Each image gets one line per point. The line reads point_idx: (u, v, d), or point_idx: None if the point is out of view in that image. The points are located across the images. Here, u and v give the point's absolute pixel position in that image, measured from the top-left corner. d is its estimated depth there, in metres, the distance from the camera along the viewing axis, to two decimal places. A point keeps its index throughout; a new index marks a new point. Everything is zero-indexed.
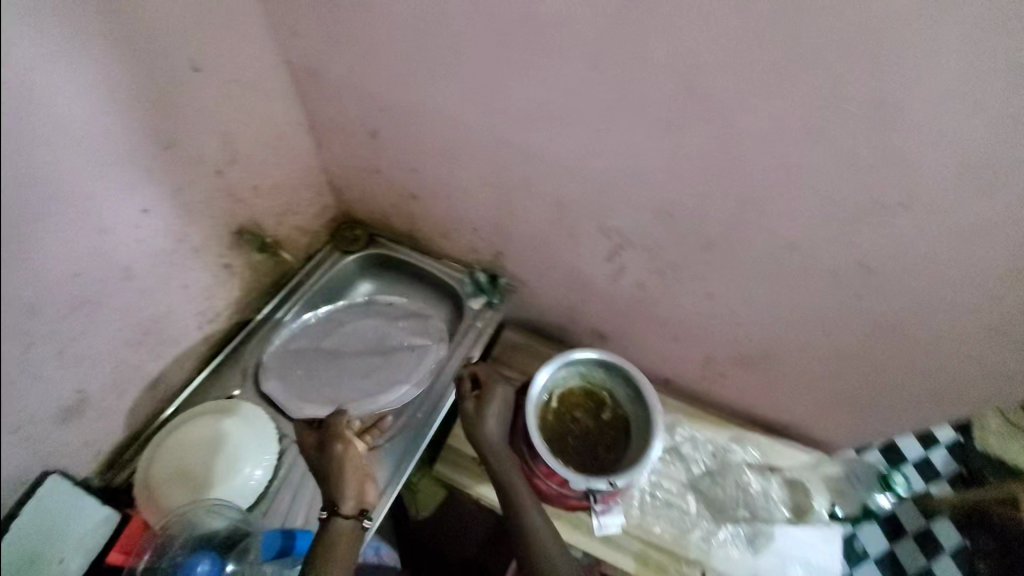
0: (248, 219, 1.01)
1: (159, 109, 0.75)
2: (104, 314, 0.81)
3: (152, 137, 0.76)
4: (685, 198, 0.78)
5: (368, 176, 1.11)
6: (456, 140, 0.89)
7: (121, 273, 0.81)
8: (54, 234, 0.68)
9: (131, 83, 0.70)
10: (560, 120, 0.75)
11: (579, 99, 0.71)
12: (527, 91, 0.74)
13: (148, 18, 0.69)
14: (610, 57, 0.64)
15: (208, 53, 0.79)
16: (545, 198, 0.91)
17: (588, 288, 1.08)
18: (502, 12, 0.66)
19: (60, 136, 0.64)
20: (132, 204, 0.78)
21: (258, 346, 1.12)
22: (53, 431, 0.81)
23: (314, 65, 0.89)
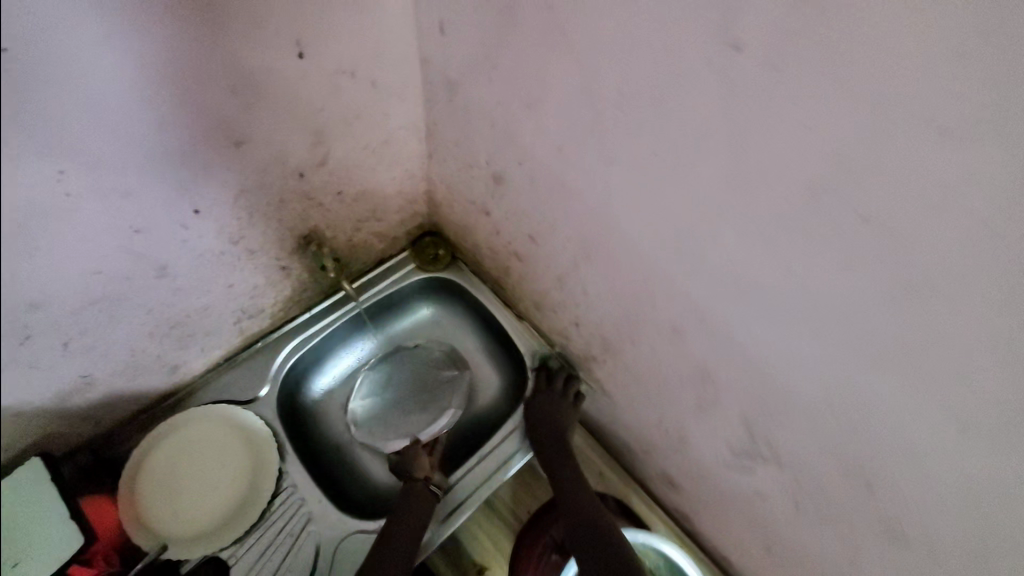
0: (321, 224, 0.83)
1: (241, 97, 0.56)
2: (126, 309, 0.68)
3: (223, 129, 0.58)
4: (907, 490, 0.50)
5: (474, 210, 0.88)
6: (598, 245, 0.64)
7: (155, 272, 0.67)
8: (71, 234, 0.53)
9: (208, 62, 0.51)
10: (771, 310, 0.48)
11: (822, 310, 0.44)
12: (740, 256, 0.47)
13: None
14: (924, 301, 0.36)
15: (320, 40, 0.57)
16: (686, 360, 0.65)
17: (685, 449, 0.83)
18: (766, 156, 0.39)
19: (99, 121, 0.47)
20: (183, 203, 0.62)
21: (295, 348, 0.99)
22: (51, 410, 0.71)
23: (452, 79, 0.66)
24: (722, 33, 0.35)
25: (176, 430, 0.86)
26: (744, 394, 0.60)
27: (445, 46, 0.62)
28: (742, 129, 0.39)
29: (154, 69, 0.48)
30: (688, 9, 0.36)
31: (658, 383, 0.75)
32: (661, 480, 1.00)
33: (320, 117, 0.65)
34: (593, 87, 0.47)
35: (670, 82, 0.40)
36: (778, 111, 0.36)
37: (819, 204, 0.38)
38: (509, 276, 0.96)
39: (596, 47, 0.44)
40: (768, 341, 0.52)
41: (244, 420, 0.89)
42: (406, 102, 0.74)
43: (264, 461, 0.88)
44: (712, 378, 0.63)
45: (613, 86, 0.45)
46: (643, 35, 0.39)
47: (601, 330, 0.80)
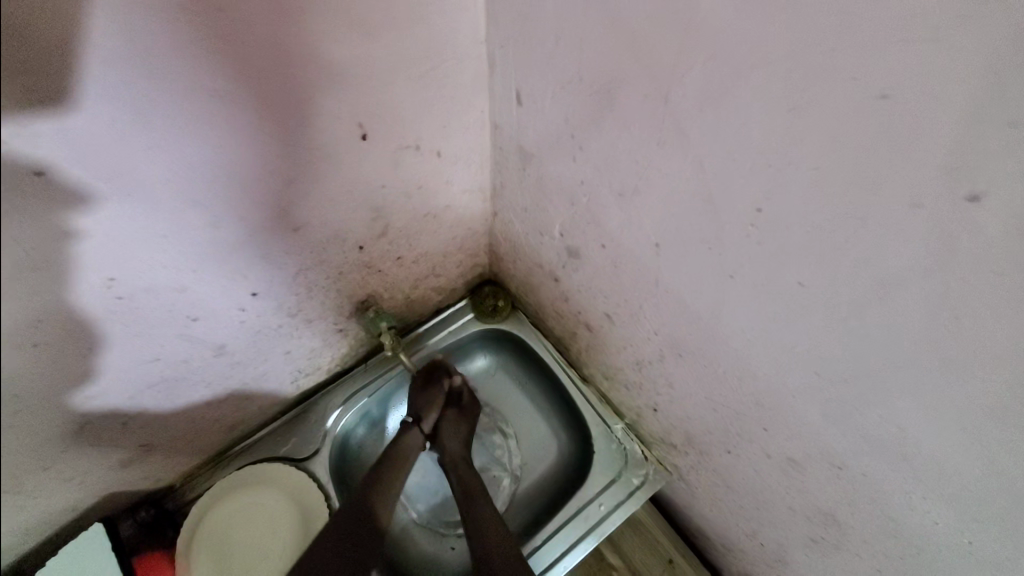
0: (378, 288, 0.78)
1: (299, 182, 0.51)
2: (186, 386, 0.66)
3: (280, 214, 0.53)
4: None
5: (541, 272, 0.80)
6: (695, 349, 0.53)
7: (214, 351, 0.64)
8: (130, 330, 0.51)
9: (266, 152, 0.46)
10: (945, 495, 0.36)
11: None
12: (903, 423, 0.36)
13: (312, 68, 0.43)
14: None
15: (384, 118, 0.52)
16: (806, 496, 0.52)
17: (782, 570, 0.69)
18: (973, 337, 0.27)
19: (151, 225, 0.44)
20: (241, 288, 0.58)
21: (350, 404, 0.95)
22: (113, 474, 0.71)
23: (526, 148, 0.58)
24: (948, 177, 0.24)
25: (234, 488, 0.85)
26: (888, 559, 0.47)
27: (522, 116, 0.54)
28: (954, 295, 0.27)
29: (209, 167, 0.44)
30: (886, 140, 0.25)
31: (757, 498, 0.63)
32: None
33: (381, 193, 0.60)
34: (713, 198, 0.37)
35: (839, 215, 0.29)
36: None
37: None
38: (577, 341, 0.87)
39: (724, 158, 0.34)
40: (939, 525, 0.38)
41: (296, 480, 0.87)
42: (473, 166, 0.67)
43: (313, 526, 0.84)
44: (839, 525, 0.50)
45: (747, 202, 0.35)
46: (804, 153, 0.29)
47: (686, 425, 0.69)
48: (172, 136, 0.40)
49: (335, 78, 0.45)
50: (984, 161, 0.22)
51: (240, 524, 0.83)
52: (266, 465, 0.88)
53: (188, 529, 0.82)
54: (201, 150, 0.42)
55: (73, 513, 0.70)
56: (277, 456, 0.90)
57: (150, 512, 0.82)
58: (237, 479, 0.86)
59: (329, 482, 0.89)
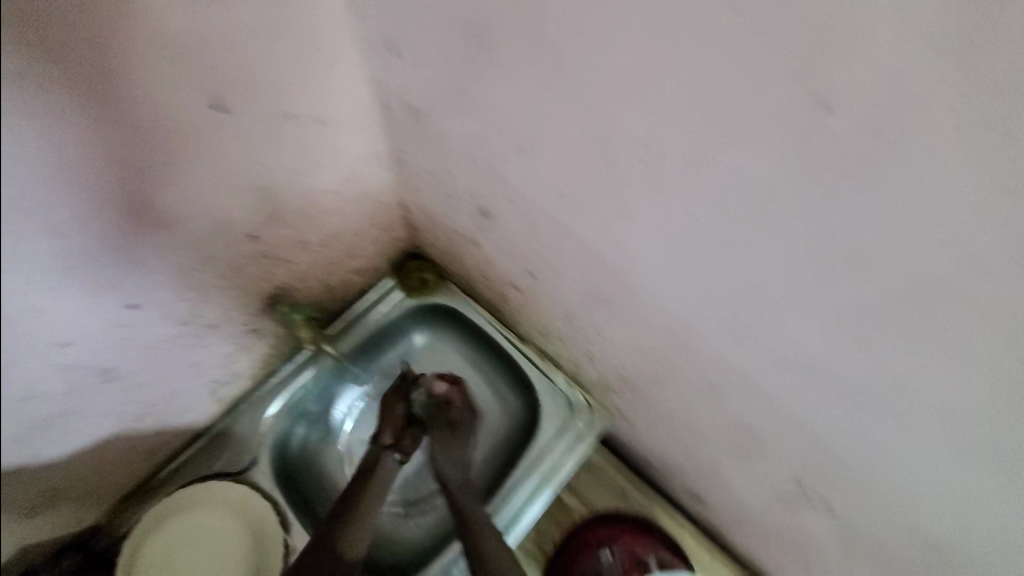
0: (287, 278, 0.72)
1: (153, 172, 0.44)
2: (81, 422, 0.58)
3: (142, 212, 0.45)
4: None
5: (459, 238, 0.77)
6: (614, 295, 0.54)
7: (100, 377, 0.56)
8: None
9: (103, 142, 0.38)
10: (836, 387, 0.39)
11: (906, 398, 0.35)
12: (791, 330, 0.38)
13: (131, 33, 0.36)
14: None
15: (251, 85, 0.46)
16: (726, 414, 0.56)
17: (717, 479, 0.76)
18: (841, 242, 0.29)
19: None
20: (114, 302, 0.50)
21: (284, 404, 0.90)
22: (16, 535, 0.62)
23: (418, 108, 0.54)
24: (808, 79, 0.26)
25: (166, 517, 0.78)
26: (798, 456, 0.52)
27: (405, 72, 0.50)
28: (822, 193, 0.29)
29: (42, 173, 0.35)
30: (753, 51, 0.27)
31: (688, 424, 0.67)
32: (691, 498, 0.93)
33: (265, 172, 0.54)
34: (604, 134, 0.37)
35: (716, 129, 0.31)
36: (879, 182, 0.27)
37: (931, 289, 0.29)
38: (508, 303, 0.86)
39: (608, 89, 0.34)
40: (833, 419, 0.43)
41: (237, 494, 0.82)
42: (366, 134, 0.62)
43: (267, 534, 0.81)
44: (757, 434, 0.55)
45: (633, 131, 0.35)
46: (680, 73, 0.30)
47: (619, 368, 0.71)
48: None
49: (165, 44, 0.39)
50: None
51: (182, 552, 0.77)
52: (199, 485, 0.81)
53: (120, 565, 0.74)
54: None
55: None
56: (212, 472, 0.84)
57: (74, 559, 0.73)
58: (168, 504, 0.79)
59: (276, 488, 0.86)
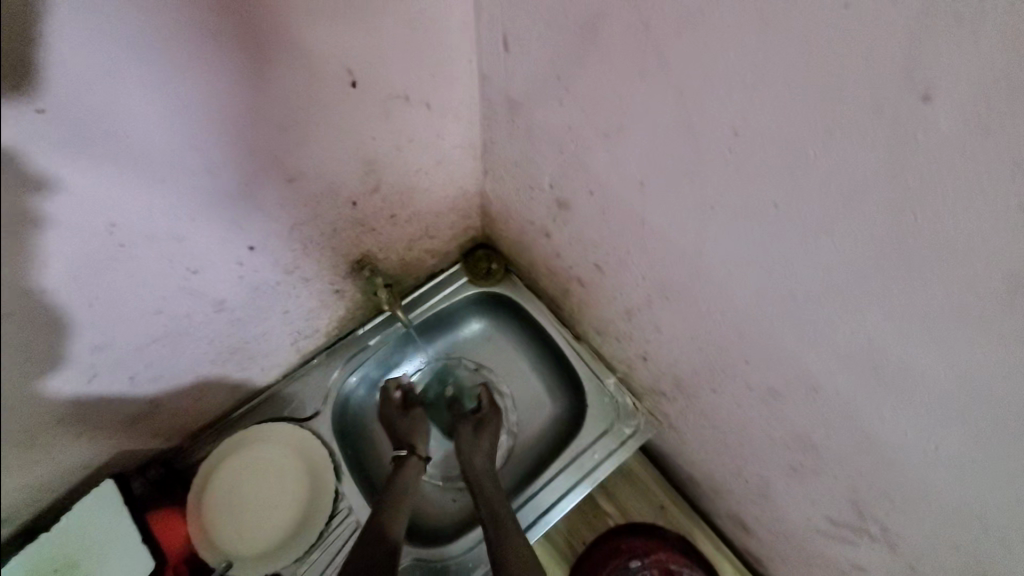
0: (375, 248, 0.80)
1: (304, 117, 0.52)
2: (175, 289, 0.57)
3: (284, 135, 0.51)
4: None
5: (533, 229, 0.82)
6: (681, 291, 0.56)
7: (187, 275, 0.57)
8: (146, 229, 0.48)
9: (260, 54, 0.44)
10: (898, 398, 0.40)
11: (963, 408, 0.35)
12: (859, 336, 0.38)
13: (311, 35, 0.45)
14: None
15: (377, 68, 0.53)
16: (780, 421, 0.56)
17: (765, 499, 0.75)
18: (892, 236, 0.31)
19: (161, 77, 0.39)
20: (230, 227, 0.56)
21: (350, 366, 0.98)
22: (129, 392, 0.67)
23: (515, 97, 0.59)
24: (894, 85, 0.26)
25: (239, 447, 0.87)
26: (861, 475, 0.50)
27: (510, 62, 0.55)
28: (912, 197, 0.29)
29: (212, 109, 0.44)
30: (862, 52, 0.27)
31: (740, 433, 0.67)
32: (734, 521, 0.92)
33: (372, 145, 0.61)
34: (693, 124, 0.39)
35: (809, 129, 0.31)
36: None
37: (1005, 303, 0.28)
38: (569, 297, 0.89)
39: (705, 88, 0.36)
40: (900, 432, 0.42)
41: (301, 439, 0.90)
42: (464, 115, 0.68)
43: (322, 483, 0.87)
44: (814, 448, 0.54)
45: (724, 125, 0.36)
46: (776, 70, 0.31)
47: (674, 369, 0.72)
48: (164, 75, 0.40)
49: (347, 38, 0.48)
50: (937, 60, 0.24)
51: (252, 475, 0.85)
52: (271, 425, 0.90)
53: (204, 475, 0.85)
54: (202, 97, 0.43)
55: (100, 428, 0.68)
56: (281, 417, 0.93)
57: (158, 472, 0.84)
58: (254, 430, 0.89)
59: (334, 440, 0.92)
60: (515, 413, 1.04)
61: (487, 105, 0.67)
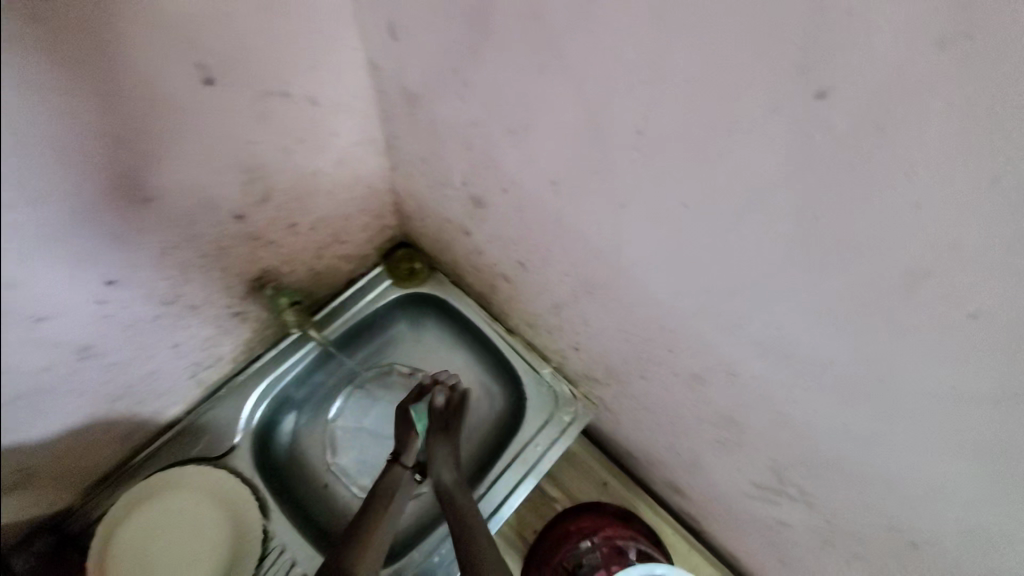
0: (274, 263, 0.71)
1: (152, 121, 0.43)
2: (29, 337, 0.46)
3: (128, 142, 0.42)
4: (962, 559, 0.44)
5: (450, 226, 0.78)
6: (604, 287, 0.55)
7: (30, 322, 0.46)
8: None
9: (75, 46, 0.35)
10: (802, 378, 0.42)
11: (863, 384, 0.37)
12: (768, 323, 0.39)
13: (140, 21, 0.37)
14: None
15: (239, 61, 0.45)
16: (705, 402, 0.58)
17: (697, 468, 0.78)
18: (786, 231, 0.32)
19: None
20: (76, 257, 0.45)
21: (265, 391, 0.89)
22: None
23: (411, 89, 0.53)
24: (791, 86, 0.25)
25: (142, 500, 0.77)
26: (779, 447, 0.53)
27: (401, 52, 0.50)
28: (812, 198, 0.29)
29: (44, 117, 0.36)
30: (757, 52, 0.25)
31: (670, 414, 0.69)
32: (670, 488, 0.97)
33: (251, 150, 0.53)
34: (597, 123, 0.36)
35: (711, 130, 0.30)
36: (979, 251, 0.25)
37: (899, 293, 0.29)
38: (496, 293, 0.87)
39: (605, 86, 0.33)
40: (811, 408, 0.44)
41: (216, 480, 0.81)
42: (359, 109, 0.61)
43: (247, 525, 0.80)
44: (739, 426, 0.56)
45: (628, 124, 0.34)
46: (674, 66, 0.29)
47: (605, 358, 0.72)
48: None
49: (190, 24, 0.40)
50: (833, 59, 0.24)
51: (162, 529, 0.75)
52: (178, 469, 0.80)
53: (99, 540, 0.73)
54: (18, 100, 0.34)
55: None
56: (189, 458, 0.83)
57: (47, 540, 0.72)
58: (158, 478, 0.78)
59: (256, 475, 0.84)
60: None
61: (384, 97, 0.60)
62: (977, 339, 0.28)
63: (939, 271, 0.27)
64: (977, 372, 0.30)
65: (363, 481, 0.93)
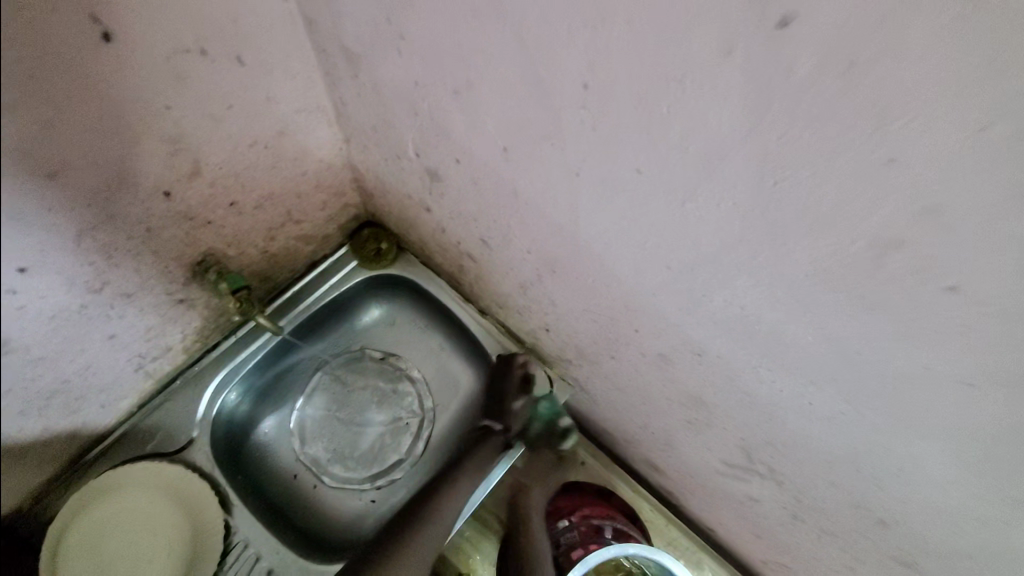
0: (219, 245, 0.66)
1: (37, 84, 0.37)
2: None
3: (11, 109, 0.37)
4: (929, 538, 0.43)
5: (411, 203, 0.73)
6: (566, 264, 0.51)
7: None
8: None
9: None
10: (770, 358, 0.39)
11: (830, 364, 0.34)
12: (733, 302, 0.36)
13: None
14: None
15: (141, 12, 0.39)
16: (674, 384, 0.56)
17: (671, 448, 0.77)
18: (749, 199, 0.28)
19: None
20: None
21: (223, 383, 0.84)
22: None
23: (350, 47, 0.48)
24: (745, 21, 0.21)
25: (94, 499, 0.73)
26: (748, 427, 0.51)
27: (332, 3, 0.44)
28: (773, 157, 0.25)
29: None
30: None
31: (642, 395, 0.67)
32: (647, 465, 0.96)
33: (168, 118, 0.47)
34: (541, 77, 0.32)
35: (661, 80, 0.26)
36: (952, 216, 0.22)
37: (866, 265, 0.26)
38: (465, 273, 0.83)
39: (544, 31, 0.29)
40: (778, 389, 0.42)
41: (173, 475, 0.77)
42: (297, 72, 0.55)
43: (206, 520, 0.76)
44: (708, 406, 0.54)
45: (572, 77, 0.30)
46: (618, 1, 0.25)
47: (575, 339, 0.69)
48: None
49: None
50: None
51: (115, 529, 0.72)
52: (131, 466, 0.76)
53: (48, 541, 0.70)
54: None
55: None
56: (143, 454, 0.79)
57: None
58: (110, 476, 0.74)
59: (216, 468, 0.81)
60: (429, 400, 0.97)
61: (324, 58, 0.54)
62: (953, 313, 0.25)
63: (908, 240, 0.24)
64: (951, 350, 0.27)
65: (334, 470, 0.91)
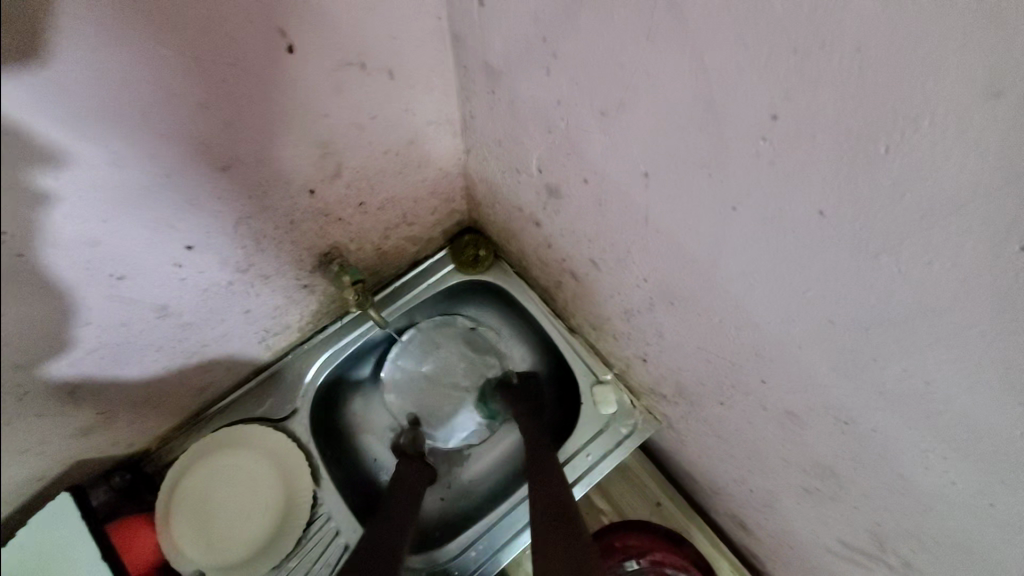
0: (344, 239, 0.71)
1: (232, 90, 0.42)
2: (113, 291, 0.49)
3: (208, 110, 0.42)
4: None
5: (520, 215, 0.73)
6: (689, 298, 0.48)
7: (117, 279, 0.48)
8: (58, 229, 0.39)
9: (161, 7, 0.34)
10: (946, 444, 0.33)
11: None
12: (912, 372, 0.31)
13: None
14: None
15: (322, 30, 0.43)
16: (798, 447, 0.50)
17: (770, 510, 0.69)
18: (971, 262, 0.24)
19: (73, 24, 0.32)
20: (154, 222, 0.47)
21: (326, 364, 0.91)
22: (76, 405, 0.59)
23: (494, 63, 0.49)
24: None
25: (213, 451, 0.82)
26: (889, 514, 0.44)
27: (486, 21, 0.45)
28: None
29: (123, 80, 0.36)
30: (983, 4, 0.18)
31: (748, 448, 0.61)
32: (733, 522, 0.87)
33: (324, 124, 0.51)
34: (715, 103, 0.30)
35: (880, 118, 0.23)
36: None
37: None
38: (562, 290, 0.82)
39: (734, 57, 0.27)
40: (952, 483, 0.35)
41: (276, 442, 0.84)
42: (436, 86, 0.58)
43: (297, 489, 0.83)
44: (838, 479, 0.47)
45: (756, 108, 0.27)
46: (842, 30, 0.22)
47: (677, 375, 0.65)
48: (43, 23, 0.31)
49: None
50: None
51: (225, 481, 0.80)
52: (244, 427, 0.84)
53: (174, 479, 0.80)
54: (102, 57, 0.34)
55: (60, 438, 0.62)
56: (254, 417, 0.87)
57: (124, 477, 0.78)
58: (228, 432, 0.83)
59: (311, 441, 0.87)
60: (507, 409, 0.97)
61: (465, 74, 0.56)
62: None
63: None
64: None
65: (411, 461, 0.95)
